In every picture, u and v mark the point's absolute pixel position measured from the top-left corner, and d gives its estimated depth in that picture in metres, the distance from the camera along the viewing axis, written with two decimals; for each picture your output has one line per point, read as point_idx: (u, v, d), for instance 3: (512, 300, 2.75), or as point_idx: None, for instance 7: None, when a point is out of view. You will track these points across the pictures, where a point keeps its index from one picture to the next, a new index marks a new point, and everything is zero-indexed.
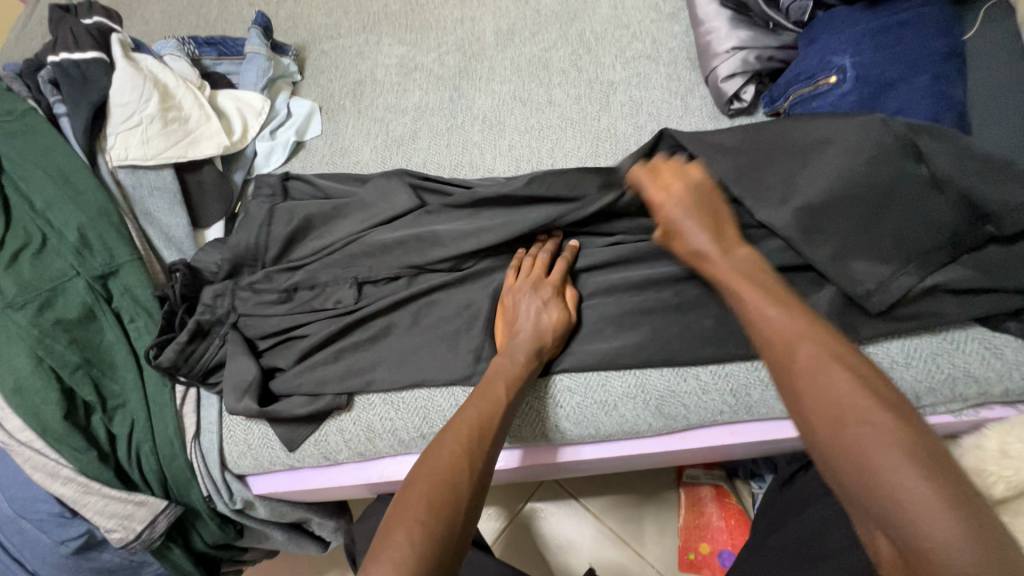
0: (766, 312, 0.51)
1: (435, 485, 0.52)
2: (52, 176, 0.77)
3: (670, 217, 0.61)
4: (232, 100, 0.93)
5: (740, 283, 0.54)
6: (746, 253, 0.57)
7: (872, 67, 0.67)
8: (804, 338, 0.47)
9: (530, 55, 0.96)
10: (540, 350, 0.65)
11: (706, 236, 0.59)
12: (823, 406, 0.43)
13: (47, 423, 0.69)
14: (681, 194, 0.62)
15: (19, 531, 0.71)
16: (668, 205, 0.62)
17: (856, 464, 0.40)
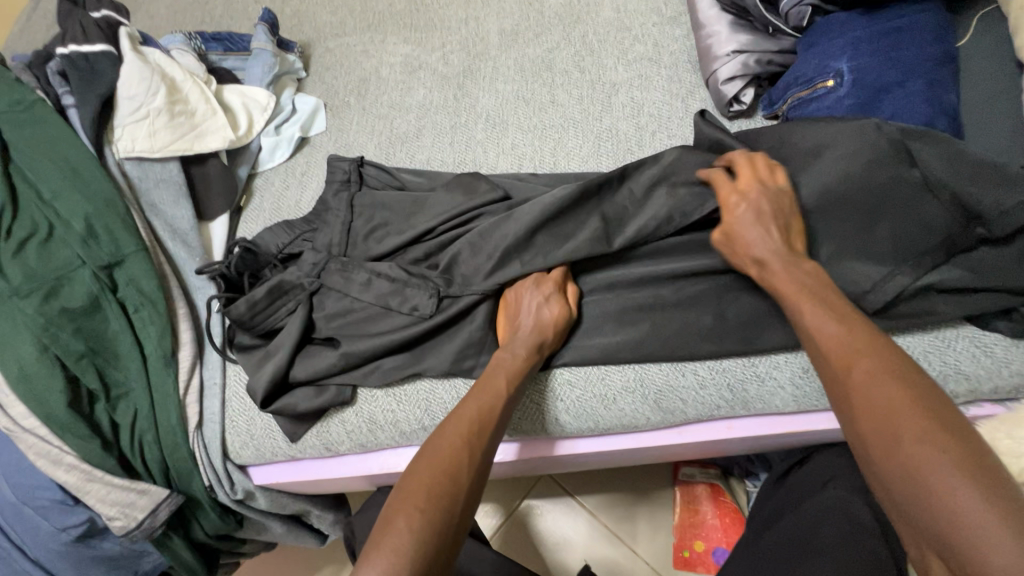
0: (823, 329, 0.53)
1: (437, 478, 0.53)
2: (60, 166, 0.78)
3: (742, 213, 0.62)
4: (238, 94, 0.94)
5: (801, 298, 0.56)
6: (810, 266, 0.59)
7: (869, 72, 0.69)
8: (860, 353, 0.50)
9: (534, 56, 0.97)
10: (541, 345, 0.66)
11: (773, 240, 0.60)
12: (879, 423, 0.46)
13: (51, 410, 0.69)
14: (761, 200, 0.62)
15: (21, 518, 0.71)
16: (746, 211, 0.62)
17: (911, 479, 0.43)
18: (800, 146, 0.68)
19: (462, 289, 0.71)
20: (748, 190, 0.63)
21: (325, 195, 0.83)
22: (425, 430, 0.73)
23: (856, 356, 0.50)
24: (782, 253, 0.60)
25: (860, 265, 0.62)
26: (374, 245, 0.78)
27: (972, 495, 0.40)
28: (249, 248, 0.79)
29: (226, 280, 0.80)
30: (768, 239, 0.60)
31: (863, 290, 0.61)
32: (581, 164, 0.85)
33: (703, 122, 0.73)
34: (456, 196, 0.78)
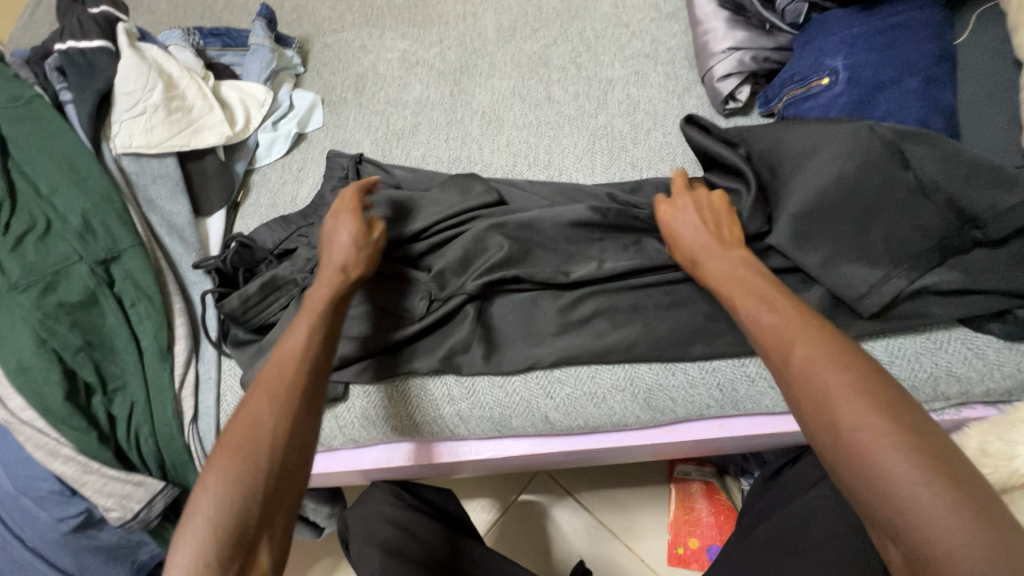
0: (758, 314, 0.52)
1: (240, 436, 0.51)
2: (57, 162, 0.78)
3: (675, 220, 0.64)
4: (236, 90, 0.94)
5: (735, 289, 0.56)
6: (739, 254, 0.59)
7: (864, 69, 0.68)
8: (800, 340, 0.48)
9: (531, 52, 0.96)
10: (343, 268, 0.64)
11: (703, 241, 0.61)
12: (819, 406, 0.45)
13: (48, 404, 0.70)
14: (691, 204, 0.64)
15: (19, 508, 0.73)
16: (678, 217, 0.64)
17: (862, 471, 0.42)
18: (793, 147, 0.67)
19: (451, 290, 0.72)
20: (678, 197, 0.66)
21: (323, 191, 0.83)
22: (416, 426, 0.73)
23: (795, 346, 0.48)
24: (715, 249, 0.60)
25: (853, 266, 0.61)
26: None
27: (922, 482, 0.40)
28: (245, 243, 0.80)
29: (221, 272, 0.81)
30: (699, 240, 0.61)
31: (855, 292, 0.61)
32: (576, 161, 0.85)
33: (689, 128, 0.72)
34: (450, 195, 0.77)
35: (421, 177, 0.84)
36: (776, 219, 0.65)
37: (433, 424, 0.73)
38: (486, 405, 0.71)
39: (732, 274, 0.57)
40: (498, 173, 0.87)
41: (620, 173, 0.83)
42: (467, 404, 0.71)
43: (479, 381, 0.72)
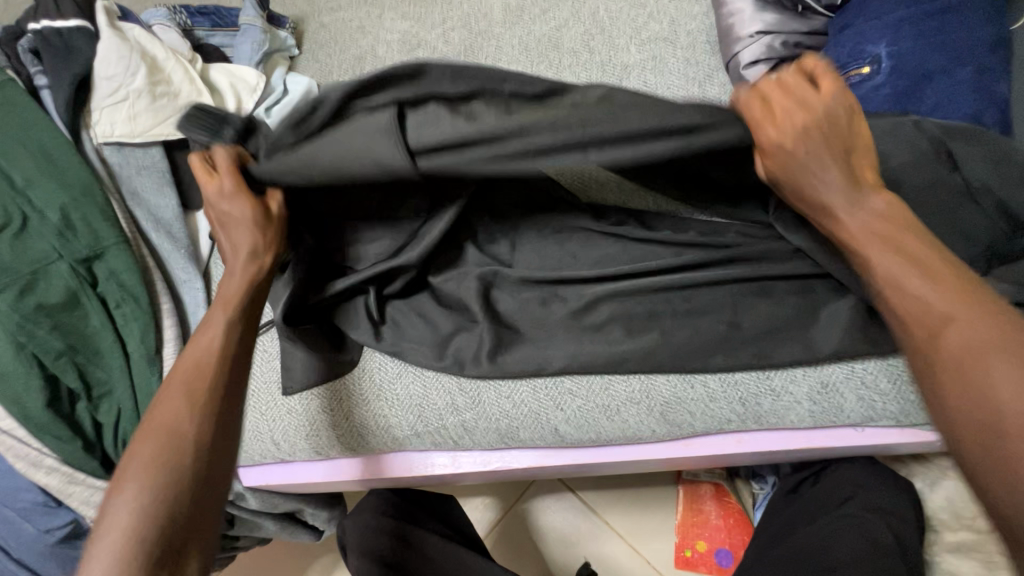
0: (911, 285, 0.45)
1: (159, 435, 0.50)
2: (32, 153, 0.73)
3: (801, 158, 0.48)
4: (226, 74, 0.89)
5: (875, 250, 0.48)
6: (883, 203, 0.49)
7: (910, 57, 0.62)
8: (959, 316, 0.43)
9: (540, 34, 0.90)
10: (255, 254, 0.59)
11: (839, 183, 0.49)
12: (970, 397, 0.40)
13: (29, 411, 0.67)
14: (812, 120, 0.48)
15: (3, 520, 0.70)
16: (797, 142, 0.48)
17: (997, 460, 0.38)
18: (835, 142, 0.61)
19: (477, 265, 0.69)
20: (791, 106, 0.48)
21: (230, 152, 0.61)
22: (419, 435, 0.69)
23: (951, 326, 0.42)
24: (840, 194, 0.49)
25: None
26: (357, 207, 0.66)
27: None
28: None
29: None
30: (828, 176, 0.49)
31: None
32: None
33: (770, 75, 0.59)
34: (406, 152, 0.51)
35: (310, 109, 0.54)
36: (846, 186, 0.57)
37: (437, 435, 0.69)
38: (492, 416, 0.67)
39: (880, 234, 0.48)
40: None
41: None
42: (473, 414, 0.67)
43: (484, 391, 0.68)
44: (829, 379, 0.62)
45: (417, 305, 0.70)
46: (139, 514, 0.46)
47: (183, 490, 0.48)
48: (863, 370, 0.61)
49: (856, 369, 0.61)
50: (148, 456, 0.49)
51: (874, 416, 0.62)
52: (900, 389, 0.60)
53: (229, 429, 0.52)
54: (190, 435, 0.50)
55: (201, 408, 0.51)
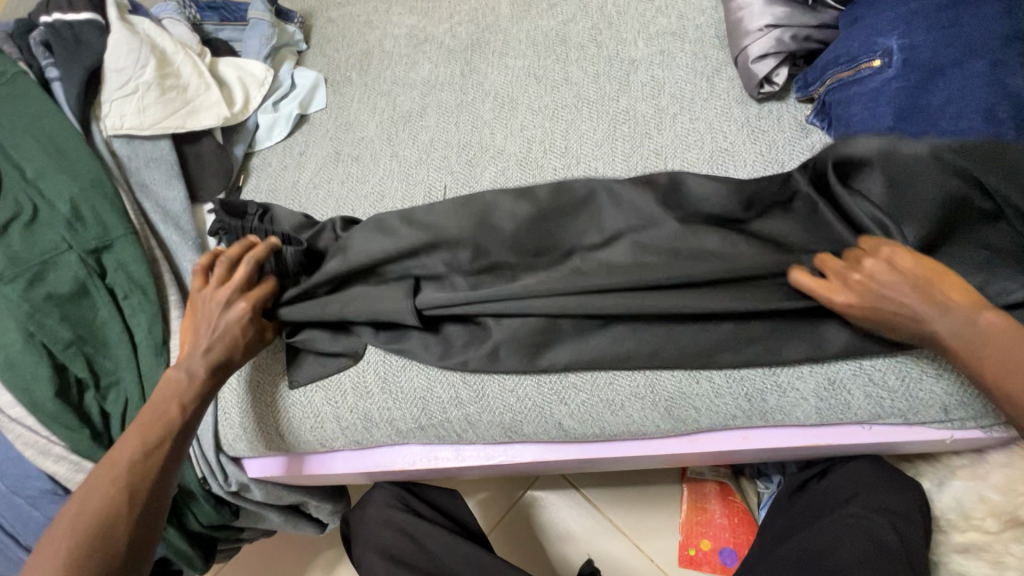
0: None
1: (96, 500, 0.58)
2: (43, 144, 0.74)
3: (887, 312, 0.55)
4: (234, 69, 0.89)
5: (1002, 374, 0.51)
6: (991, 319, 0.52)
7: (922, 50, 0.61)
8: None
9: (548, 28, 0.90)
10: (224, 363, 0.65)
11: (939, 320, 0.53)
12: None
13: (38, 400, 0.67)
14: (880, 279, 0.55)
15: (11, 507, 0.70)
16: (878, 299, 0.55)
17: None
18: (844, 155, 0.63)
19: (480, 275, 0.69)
20: (852, 273, 0.57)
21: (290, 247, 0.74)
22: (423, 429, 0.69)
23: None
24: (945, 327, 0.53)
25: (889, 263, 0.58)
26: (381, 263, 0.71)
27: None
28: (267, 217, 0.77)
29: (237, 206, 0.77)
30: (926, 316, 0.53)
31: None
32: (596, 146, 0.78)
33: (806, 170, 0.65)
34: (416, 311, 0.67)
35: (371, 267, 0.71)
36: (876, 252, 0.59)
37: (441, 428, 0.69)
38: (497, 410, 0.67)
39: (999, 358, 0.51)
40: (511, 160, 0.80)
41: (644, 161, 0.75)
42: (477, 408, 0.67)
43: (488, 384, 0.67)
44: (836, 375, 0.61)
45: None
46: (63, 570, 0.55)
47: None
48: (870, 367, 0.61)
49: (863, 366, 0.61)
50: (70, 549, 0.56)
51: (882, 413, 0.61)
52: (909, 386, 0.59)
53: (147, 535, 0.60)
54: (114, 541, 0.57)
55: (133, 482, 0.59)
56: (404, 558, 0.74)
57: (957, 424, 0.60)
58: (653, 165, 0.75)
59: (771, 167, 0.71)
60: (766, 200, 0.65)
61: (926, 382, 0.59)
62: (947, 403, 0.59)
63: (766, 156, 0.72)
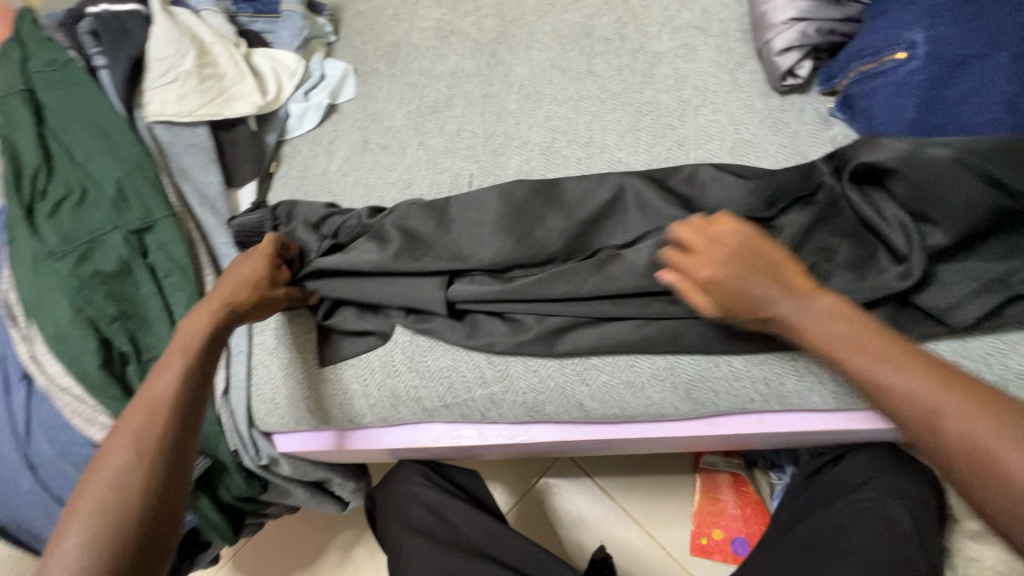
0: (889, 382, 0.47)
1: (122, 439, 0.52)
2: (93, 130, 0.79)
3: (740, 288, 0.54)
4: (268, 59, 0.92)
5: (843, 354, 0.50)
6: (831, 304, 0.52)
7: (947, 42, 0.62)
8: (945, 405, 0.44)
9: (572, 22, 0.92)
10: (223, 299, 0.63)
11: (783, 297, 0.53)
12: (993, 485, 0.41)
13: (86, 371, 0.71)
14: (732, 257, 0.55)
15: (58, 472, 0.74)
16: (722, 276, 0.55)
17: None
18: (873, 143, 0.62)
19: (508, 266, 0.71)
20: (709, 248, 0.57)
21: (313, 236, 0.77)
22: (448, 407, 0.72)
23: (940, 414, 0.44)
24: (791, 304, 0.53)
25: (903, 248, 0.59)
26: (410, 255, 0.72)
27: None
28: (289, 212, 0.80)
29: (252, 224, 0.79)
30: (768, 293, 0.54)
31: (897, 284, 0.59)
32: (619, 137, 0.80)
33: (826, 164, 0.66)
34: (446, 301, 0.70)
35: (409, 252, 0.72)
36: (909, 252, 0.59)
37: (465, 406, 0.72)
38: (520, 389, 0.69)
39: (844, 337, 0.51)
40: (536, 150, 0.82)
41: (666, 152, 0.77)
42: (500, 387, 0.70)
43: (512, 364, 0.70)
44: None
45: None
46: (96, 509, 0.48)
47: (132, 536, 0.48)
48: None
49: None
50: (92, 505, 0.49)
51: None
52: None
53: (177, 481, 0.53)
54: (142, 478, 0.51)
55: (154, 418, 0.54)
56: (428, 531, 0.77)
57: None
58: (675, 155, 0.76)
59: (794, 158, 0.72)
60: (790, 195, 0.66)
61: None
62: None
63: (787, 148, 0.73)
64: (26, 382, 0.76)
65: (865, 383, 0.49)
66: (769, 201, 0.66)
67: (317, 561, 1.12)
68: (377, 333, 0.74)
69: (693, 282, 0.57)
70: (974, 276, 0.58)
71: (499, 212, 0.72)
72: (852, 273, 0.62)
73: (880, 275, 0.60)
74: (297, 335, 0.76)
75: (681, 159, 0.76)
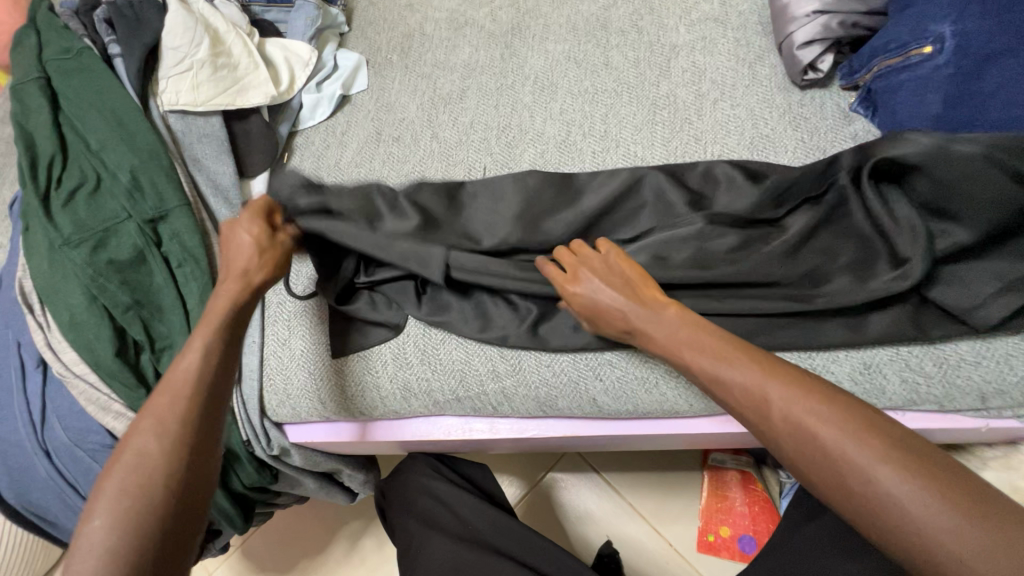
0: (723, 376, 0.51)
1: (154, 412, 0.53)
2: (107, 119, 0.79)
3: (600, 301, 0.60)
4: (281, 49, 0.91)
5: (687, 353, 0.54)
6: (674, 314, 0.57)
7: (978, 36, 0.60)
8: (770, 393, 0.48)
9: (588, 13, 0.91)
10: (245, 272, 0.63)
11: (635, 308, 0.58)
12: (818, 464, 0.44)
13: (101, 359, 0.71)
14: (594, 272, 0.62)
15: (73, 458, 0.75)
16: (591, 285, 0.61)
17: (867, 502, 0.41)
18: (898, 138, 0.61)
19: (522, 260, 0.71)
20: (581, 260, 0.63)
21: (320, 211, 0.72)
22: (460, 400, 0.72)
23: (767, 402, 0.48)
24: (642, 314, 0.58)
25: (908, 253, 0.59)
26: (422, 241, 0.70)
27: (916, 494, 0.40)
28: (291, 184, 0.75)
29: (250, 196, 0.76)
30: (622, 299, 0.59)
31: (896, 286, 0.58)
32: (635, 131, 0.79)
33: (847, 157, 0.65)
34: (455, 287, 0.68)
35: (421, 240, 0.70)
36: (912, 257, 0.58)
37: (476, 400, 0.71)
38: (532, 384, 0.69)
39: (683, 340, 0.55)
40: (550, 143, 0.81)
41: (682, 146, 0.76)
42: (513, 381, 0.69)
43: (525, 359, 0.70)
44: (871, 360, 0.62)
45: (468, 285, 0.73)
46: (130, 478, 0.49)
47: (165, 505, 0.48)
48: (907, 353, 0.61)
49: (901, 351, 0.61)
50: (125, 479, 0.49)
51: (917, 399, 0.61)
52: (946, 372, 0.60)
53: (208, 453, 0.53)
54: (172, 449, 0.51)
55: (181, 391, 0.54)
56: (437, 524, 0.77)
57: (994, 413, 0.60)
58: (692, 150, 0.75)
59: (813, 154, 0.72)
60: (800, 193, 0.66)
61: (964, 368, 0.59)
62: (985, 390, 0.59)
63: (807, 143, 0.72)
64: (41, 369, 0.77)
65: (706, 381, 0.53)
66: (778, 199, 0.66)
67: (325, 551, 1.12)
68: (392, 323, 0.74)
69: (566, 295, 0.62)
70: (999, 276, 0.57)
71: (514, 205, 0.71)
72: (855, 275, 0.62)
73: (883, 277, 0.60)
74: (309, 326, 0.76)
75: (699, 154, 0.75)
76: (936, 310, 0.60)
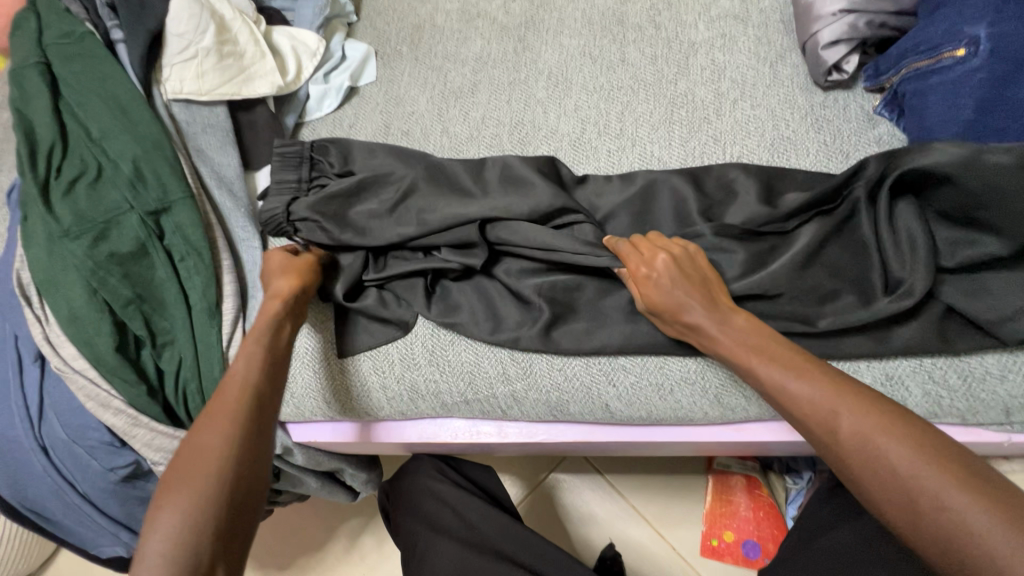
0: (790, 384, 0.51)
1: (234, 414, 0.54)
2: (109, 106, 0.76)
3: (668, 292, 0.58)
4: (288, 37, 0.89)
5: (752, 359, 0.54)
6: (742, 322, 0.57)
7: (1014, 38, 0.59)
8: (840, 407, 0.48)
9: (604, 7, 0.88)
10: (280, 293, 0.66)
11: (704, 307, 0.57)
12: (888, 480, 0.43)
13: (101, 355, 0.69)
14: (673, 263, 0.60)
15: (71, 455, 0.73)
16: (656, 279, 0.59)
17: (933, 521, 0.41)
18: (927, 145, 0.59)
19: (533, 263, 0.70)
20: (652, 249, 0.62)
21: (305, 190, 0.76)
22: (469, 402, 0.70)
23: (838, 417, 0.47)
24: (712, 316, 0.57)
25: (901, 274, 0.59)
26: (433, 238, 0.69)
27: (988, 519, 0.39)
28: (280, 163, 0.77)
29: (284, 177, 0.77)
30: (689, 300, 0.58)
31: (902, 303, 0.57)
32: (652, 131, 0.77)
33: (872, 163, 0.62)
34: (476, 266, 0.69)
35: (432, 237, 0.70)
36: (912, 274, 0.58)
37: (486, 403, 0.70)
38: (544, 388, 0.67)
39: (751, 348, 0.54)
40: (564, 141, 0.79)
41: (701, 147, 0.74)
42: (524, 385, 0.68)
43: (537, 362, 0.68)
44: (894, 371, 0.60)
45: (477, 285, 0.71)
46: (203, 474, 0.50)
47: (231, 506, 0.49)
48: (931, 364, 0.60)
49: (924, 363, 0.60)
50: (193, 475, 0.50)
51: (939, 412, 0.60)
52: (970, 386, 0.58)
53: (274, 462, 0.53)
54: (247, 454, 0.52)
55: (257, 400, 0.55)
56: (441, 526, 0.76)
57: (1018, 427, 0.59)
58: (711, 150, 0.74)
59: (836, 157, 0.70)
60: (812, 207, 0.64)
61: (990, 382, 0.58)
62: (1011, 404, 0.58)
63: (830, 146, 0.71)
64: (39, 363, 0.75)
65: (771, 388, 0.52)
66: (789, 211, 0.64)
67: (323, 549, 1.11)
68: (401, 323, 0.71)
69: (635, 278, 0.61)
70: None
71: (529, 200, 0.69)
72: (859, 296, 0.61)
73: (884, 298, 0.59)
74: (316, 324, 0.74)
75: (718, 155, 0.73)
76: (963, 322, 0.59)
